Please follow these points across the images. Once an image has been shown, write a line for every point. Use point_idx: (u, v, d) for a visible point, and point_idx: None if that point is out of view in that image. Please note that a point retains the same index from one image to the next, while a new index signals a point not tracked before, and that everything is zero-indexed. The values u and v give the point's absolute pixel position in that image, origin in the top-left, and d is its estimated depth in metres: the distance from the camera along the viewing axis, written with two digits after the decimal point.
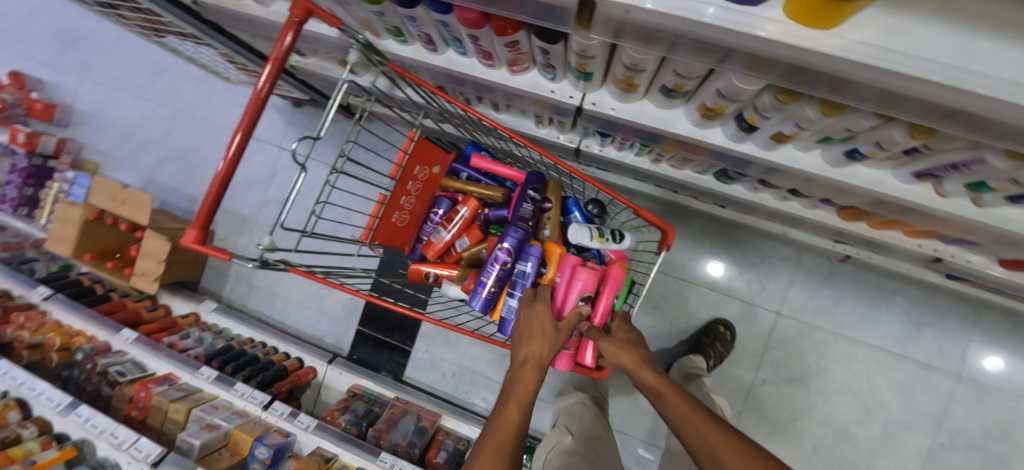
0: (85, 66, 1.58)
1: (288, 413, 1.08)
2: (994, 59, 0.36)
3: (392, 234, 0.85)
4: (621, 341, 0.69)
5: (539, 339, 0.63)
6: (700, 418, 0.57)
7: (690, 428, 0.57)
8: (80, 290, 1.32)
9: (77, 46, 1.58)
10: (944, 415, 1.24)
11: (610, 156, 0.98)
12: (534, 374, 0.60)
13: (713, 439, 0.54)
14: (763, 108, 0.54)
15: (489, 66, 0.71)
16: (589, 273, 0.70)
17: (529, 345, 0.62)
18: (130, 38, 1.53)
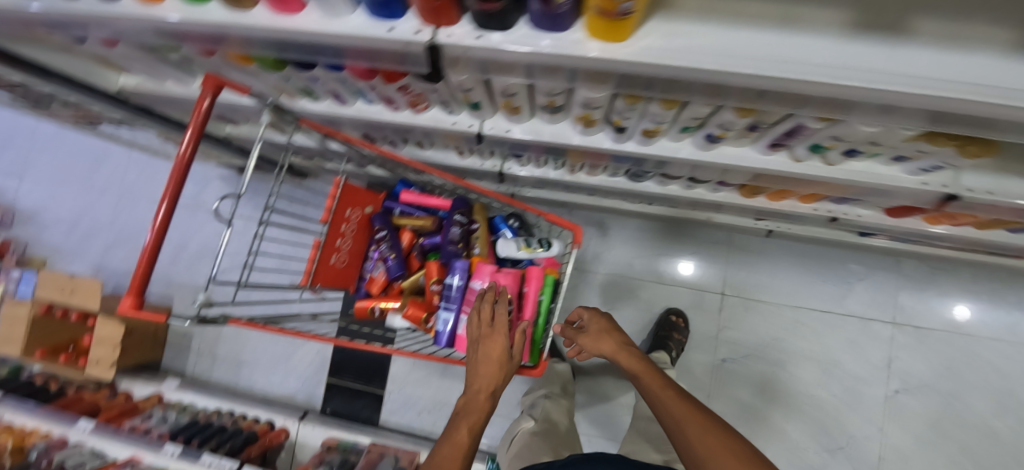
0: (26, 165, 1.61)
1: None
2: (746, 46, 0.45)
3: (332, 276, 0.89)
4: (597, 332, 0.78)
5: (495, 358, 0.65)
6: (672, 397, 0.60)
7: (665, 405, 0.59)
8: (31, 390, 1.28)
9: (13, 147, 1.60)
10: (891, 362, 1.33)
11: (532, 174, 1.06)
12: (492, 392, 0.62)
13: (680, 415, 0.57)
14: (620, 110, 0.63)
15: (394, 110, 0.79)
16: (506, 275, 0.74)
17: (486, 362, 0.64)
18: (69, 133, 1.57)
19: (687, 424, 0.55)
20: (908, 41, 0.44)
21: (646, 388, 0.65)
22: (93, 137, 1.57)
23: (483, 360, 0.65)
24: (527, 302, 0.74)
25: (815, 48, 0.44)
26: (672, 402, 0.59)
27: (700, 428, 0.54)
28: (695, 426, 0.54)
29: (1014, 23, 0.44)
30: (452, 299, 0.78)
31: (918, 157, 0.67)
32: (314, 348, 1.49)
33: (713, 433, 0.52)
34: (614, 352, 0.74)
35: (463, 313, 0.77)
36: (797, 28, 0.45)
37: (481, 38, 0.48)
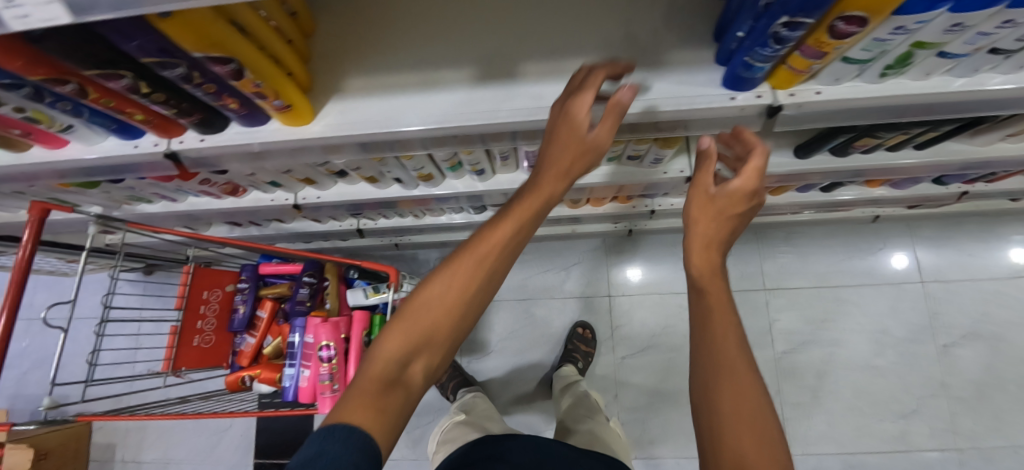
0: None
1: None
2: (400, 110, 0.58)
3: (196, 356, 0.96)
4: (731, 198, 0.44)
5: (551, 184, 0.41)
6: (750, 391, 0.38)
7: (732, 370, 0.38)
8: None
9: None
10: (773, 325, 1.43)
11: (387, 224, 1.16)
12: (516, 241, 0.41)
13: (729, 404, 0.37)
14: (379, 166, 0.76)
15: (219, 198, 0.90)
16: (330, 324, 0.82)
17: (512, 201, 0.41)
18: None
19: (744, 446, 0.35)
20: (521, 82, 0.57)
21: (702, 313, 0.42)
22: None
23: (531, 180, 0.41)
24: (354, 343, 0.83)
25: (451, 98, 0.57)
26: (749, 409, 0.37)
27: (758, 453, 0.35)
28: (754, 453, 0.35)
29: (595, 55, 0.57)
30: (293, 355, 0.86)
31: (643, 153, 0.80)
32: (237, 431, 1.50)
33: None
34: (714, 199, 0.44)
35: (302, 365, 0.84)
36: (437, 87, 0.58)
37: (205, 139, 0.60)
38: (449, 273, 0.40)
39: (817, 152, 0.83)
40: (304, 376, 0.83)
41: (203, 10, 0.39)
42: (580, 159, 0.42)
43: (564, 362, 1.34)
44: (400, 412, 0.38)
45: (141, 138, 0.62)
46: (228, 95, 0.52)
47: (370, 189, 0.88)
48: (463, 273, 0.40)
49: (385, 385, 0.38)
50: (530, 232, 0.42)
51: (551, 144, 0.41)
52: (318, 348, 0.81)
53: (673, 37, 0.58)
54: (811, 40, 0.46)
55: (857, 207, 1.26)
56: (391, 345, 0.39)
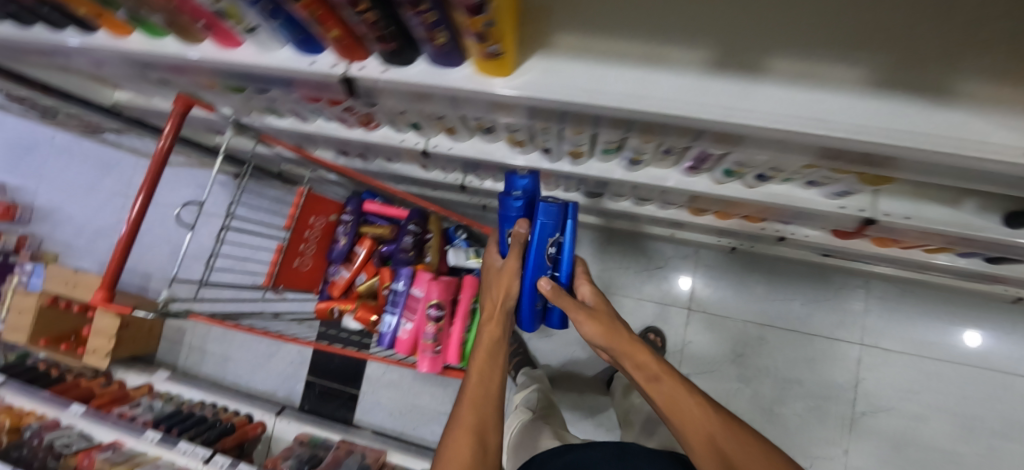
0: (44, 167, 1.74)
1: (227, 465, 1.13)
2: (614, 84, 0.50)
3: (295, 278, 0.97)
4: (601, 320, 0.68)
5: (490, 367, 0.66)
6: (694, 407, 0.60)
7: (674, 401, 0.62)
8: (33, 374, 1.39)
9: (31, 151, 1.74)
10: (856, 382, 1.33)
11: (493, 187, 1.12)
12: (487, 388, 0.64)
13: (668, 397, 0.62)
14: (537, 134, 0.70)
15: (348, 127, 0.86)
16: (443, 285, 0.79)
17: (468, 393, 0.63)
18: (87, 140, 1.71)
19: (715, 441, 0.56)
20: (767, 80, 0.48)
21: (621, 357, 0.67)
22: (105, 143, 1.69)
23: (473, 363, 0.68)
24: (462, 309, 0.81)
25: (679, 83, 0.49)
26: (697, 418, 0.59)
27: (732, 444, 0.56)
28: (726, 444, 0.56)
29: (867, 64, 0.47)
30: (397, 303, 0.83)
31: (829, 182, 0.70)
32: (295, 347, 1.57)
33: (708, 423, 0.58)
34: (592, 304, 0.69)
35: (403, 317, 0.83)
36: (664, 67, 0.49)
37: (388, 71, 0.54)
38: (478, 383, 0.64)
39: None
40: (405, 327, 0.82)
41: None
42: (514, 292, 0.75)
43: (628, 365, 1.30)
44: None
45: (318, 54, 0.56)
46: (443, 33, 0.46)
47: (505, 152, 0.82)
48: (475, 395, 0.63)
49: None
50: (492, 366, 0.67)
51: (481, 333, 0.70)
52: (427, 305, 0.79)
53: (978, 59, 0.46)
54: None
55: (1006, 287, 1.11)
56: (470, 441, 0.58)
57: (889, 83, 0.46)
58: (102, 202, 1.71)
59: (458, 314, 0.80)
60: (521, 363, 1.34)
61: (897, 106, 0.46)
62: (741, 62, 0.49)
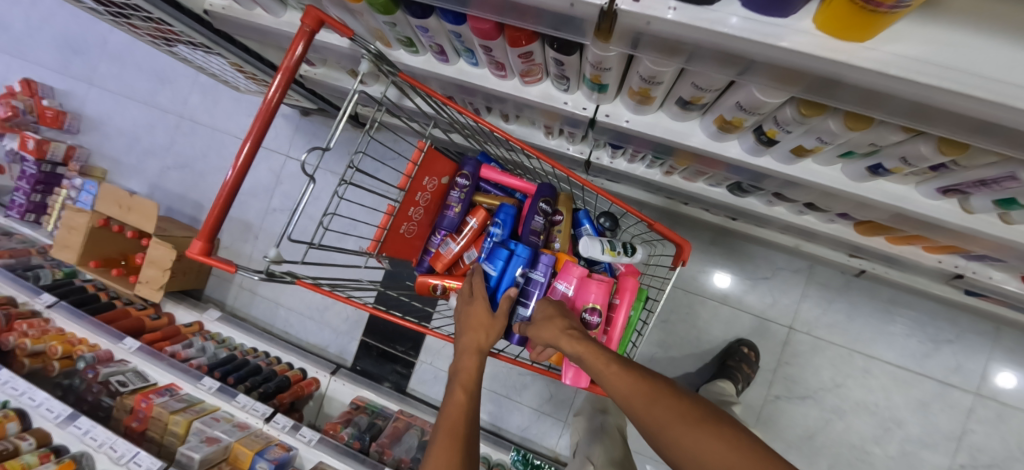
0: (96, 72, 1.59)
1: (290, 426, 1.06)
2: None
3: (399, 245, 0.84)
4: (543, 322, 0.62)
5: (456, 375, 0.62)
6: (620, 371, 0.53)
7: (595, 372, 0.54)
8: (83, 297, 1.31)
9: (86, 54, 1.60)
10: (963, 434, 1.22)
11: (622, 168, 0.97)
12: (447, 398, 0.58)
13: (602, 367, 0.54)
14: (777, 121, 0.54)
15: (501, 77, 0.70)
16: (600, 285, 0.67)
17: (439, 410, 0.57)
18: (145, 49, 1.55)
19: (634, 406, 0.50)
20: None
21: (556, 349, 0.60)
22: (164, 55, 1.54)
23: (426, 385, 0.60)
24: (617, 315, 0.69)
25: None
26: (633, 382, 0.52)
27: (665, 407, 0.49)
28: (656, 408, 0.49)
29: None
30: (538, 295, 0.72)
31: None
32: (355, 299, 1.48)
33: (645, 393, 0.50)
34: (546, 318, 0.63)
35: None
36: None
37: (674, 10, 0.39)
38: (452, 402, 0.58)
39: None
40: None
41: None
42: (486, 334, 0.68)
43: (720, 377, 1.18)
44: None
45: None
46: None
47: (694, 134, 0.67)
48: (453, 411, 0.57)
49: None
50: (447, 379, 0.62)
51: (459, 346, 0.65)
52: (579, 306, 0.68)
53: None
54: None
55: None
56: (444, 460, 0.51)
57: None
58: (156, 120, 1.57)
59: (612, 321, 0.70)
60: None
61: None
62: None
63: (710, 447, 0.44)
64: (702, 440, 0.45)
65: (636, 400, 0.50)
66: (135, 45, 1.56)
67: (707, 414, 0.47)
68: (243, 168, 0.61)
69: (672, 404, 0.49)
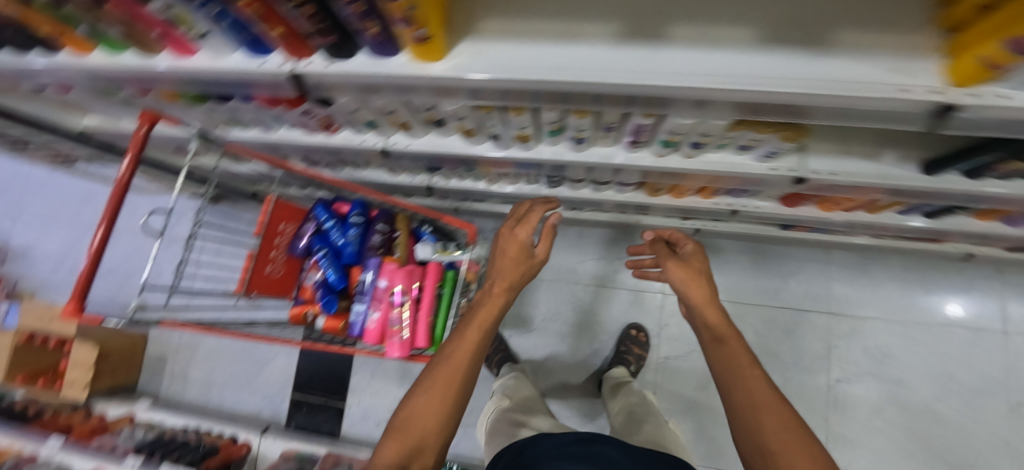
0: (20, 205, 1.75)
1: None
2: (532, 62, 0.55)
3: (267, 284, 0.99)
4: (692, 268, 0.66)
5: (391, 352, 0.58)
6: (753, 374, 0.52)
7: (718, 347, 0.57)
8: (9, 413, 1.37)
9: (6, 192, 1.75)
10: (831, 351, 1.36)
11: (459, 186, 1.17)
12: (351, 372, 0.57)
13: (726, 338, 0.57)
14: (484, 120, 0.75)
15: (310, 133, 0.91)
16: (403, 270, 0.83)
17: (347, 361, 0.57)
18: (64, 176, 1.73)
19: (747, 387, 0.51)
20: (667, 45, 0.54)
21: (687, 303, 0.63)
22: (81, 178, 1.71)
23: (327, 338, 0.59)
24: (426, 293, 0.84)
25: (590, 55, 0.54)
26: (748, 389, 0.51)
27: (763, 414, 0.48)
28: (763, 425, 0.47)
29: (753, 26, 0.53)
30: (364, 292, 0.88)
31: (757, 145, 0.76)
32: (280, 354, 1.57)
33: (754, 381, 0.51)
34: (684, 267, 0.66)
35: (370, 306, 0.86)
36: (574, 42, 0.55)
37: (333, 65, 0.60)
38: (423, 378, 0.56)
39: (945, 172, 0.76)
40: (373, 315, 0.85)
41: None
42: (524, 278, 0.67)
43: (615, 364, 1.33)
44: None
45: (267, 55, 0.62)
46: (372, 23, 0.51)
47: (458, 144, 0.87)
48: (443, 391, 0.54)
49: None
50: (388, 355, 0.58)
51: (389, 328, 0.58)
52: (390, 293, 0.84)
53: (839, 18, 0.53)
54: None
55: (948, 241, 1.17)
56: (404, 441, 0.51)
57: (771, 42, 0.52)
58: (79, 236, 1.71)
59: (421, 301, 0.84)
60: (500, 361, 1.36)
61: (783, 59, 0.52)
62: (642, 33, 0.54)
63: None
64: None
65: (741, 384, 0.51)
66: (54, 174, 1.74)
67: (802, 435, 0.46)
68: (102, 239, 0.81)
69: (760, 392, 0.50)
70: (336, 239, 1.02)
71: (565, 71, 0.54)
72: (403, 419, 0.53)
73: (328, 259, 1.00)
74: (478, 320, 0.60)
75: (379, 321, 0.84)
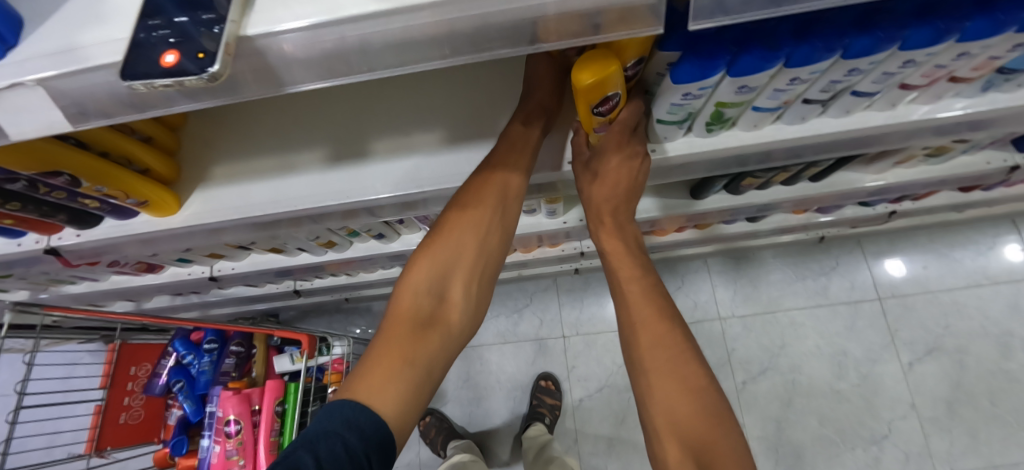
0: None
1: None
2: (255, 197, 0.60)
3: (124, 435, 0.96)
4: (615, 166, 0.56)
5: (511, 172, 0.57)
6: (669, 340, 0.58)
7: (598, 193, 0.61)
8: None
9: None
10: (731, 355, 1.39)
11: (325, 283, 1.18)
12: (505, 210, 0.61)
13: (633, 298, 0.62)
14: (280, 240, 0.79)
15: (138, 275, 0.93)
16: (234, 398, 0.83)
17: (487, 191, 0.57)
18: None
19: (660, 354, 0.57)
20: (371, 159, 0.60)
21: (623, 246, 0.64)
22: None
23: (487, 172, 0.55)
24: (265, 413, 0.84)
25: (304, 183, 0.60)
26: (638, 294, 0.62)
27: (655, 322, 0.59)
28: (648, 338, 0.59)
29: (441, 129, 0.60)
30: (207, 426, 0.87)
31: (537, 206, 0.82)
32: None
33: (670, 352, 0.57)
34: (616, 148, 0.54)
35: (213, 440, 0.84)
36: (291, 172, 0.61)
37: (84, 234, 0.64)
38: (446, 244, 0.61)
39: (711, 192, 0.84)
40: (216, 448, 0.83)
41: (37, 142, 0.44)
42: (521, 169, 0.57)
43: (530, 421, 1.30)
44: (441, 345, 0.59)
45: (26, 236, 0.65)
46: (89, 200, 0.56)
47: (280, 257, 0.90)
48: (468, 250, 0.62)
49: (416, 331, 0.57)
50: (504, 208, 0.60)
51: (487, 171, 0.55)
52: (225, 423, 0.83)
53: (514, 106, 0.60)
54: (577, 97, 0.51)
55: (792, 233, 1.25)
56: (416, 295, 0.59)
57: (457, 139, 0.59)
58: None
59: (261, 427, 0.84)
60: (445, 440, 1.32)
61: (468, 154, 0.58)
62: (347, 155, 0.60)
63: (674, 396, 0.55)
64: (669, 381, 0.56)
65: (671, 350, 0.58)
66: None
67: (704, 403, 0.54)
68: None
69: (681, 372, 0.56)
70: (194, 368, 1.01)
71: (284, 200, 0.59)
72: (385, 328, 0.58)
73: (185, 391, 0.99)
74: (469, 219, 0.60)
75: (220, 456, 0.82)
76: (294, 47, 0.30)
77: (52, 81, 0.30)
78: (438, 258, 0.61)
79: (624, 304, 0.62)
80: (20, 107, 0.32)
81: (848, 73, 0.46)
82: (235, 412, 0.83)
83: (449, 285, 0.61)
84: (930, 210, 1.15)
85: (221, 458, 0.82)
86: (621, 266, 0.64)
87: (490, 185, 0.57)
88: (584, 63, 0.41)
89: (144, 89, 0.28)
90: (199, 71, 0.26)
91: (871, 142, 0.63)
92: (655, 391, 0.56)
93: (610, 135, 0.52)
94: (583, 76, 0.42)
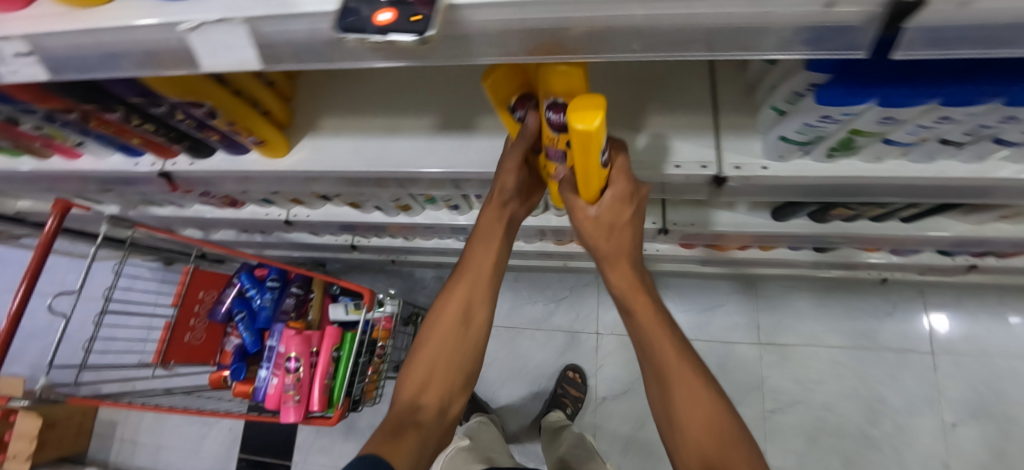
0: None
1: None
2: (359, 152, 0.62)
3: (187, 353, 1.03)
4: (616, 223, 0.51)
5: (494, 247, 0.61)
6: (697, 396, 0.52)
7: (608, 247, 0.53)
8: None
9: None
10: (763, 382, 1.37)
11: (380, 243, 1.22)
12: (481, 290, 0.63)
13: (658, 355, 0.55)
14: (362, 197, 0.82)
15: (222, 208, 0.98)
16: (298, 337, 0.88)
17: (465, 276, 0.62)
18: None
19: (689, 416, 0.51)
20: (476, 134, 0.61)
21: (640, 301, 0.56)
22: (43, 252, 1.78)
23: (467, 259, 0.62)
24: (322, 356, 0.88)
25: (406, 147, 0.61)
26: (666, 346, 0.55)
27: (677, 375, 0.53)
28: (678, 394, 0.52)
29: None
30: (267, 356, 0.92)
31: None
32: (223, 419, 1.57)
33: (706, 413, 0.51)
34: (616, 216, 0.50)
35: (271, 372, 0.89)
36: (396, 135, 0.62)
37: (196, 163, 0.68)
38: (436, 326, 0.63)
39: (794, 216, 0.81)
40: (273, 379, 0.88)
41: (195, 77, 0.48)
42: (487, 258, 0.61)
43: (552, 407, 1.33)
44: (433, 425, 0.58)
45: (145, 156, 0.70)
46: (213, 133, 0.60)
47: (351, 212, 0.93)
48: (450, 328, 0.62)
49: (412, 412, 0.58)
50: (489, 284, 0.63)
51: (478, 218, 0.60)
52: (286, 359, 0.87)
53: (619, 108, 0.61)
54: (563, 149, 0.45)
55: (855, 270, 1.21)
56: (412, 385, 0.61)
57: None
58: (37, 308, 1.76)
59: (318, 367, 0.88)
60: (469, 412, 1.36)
61: None
62: (451, 127, 0.62)
63: (720, 455, 0.48)
64: (701, 429, 0.50)
65: (709, 410, 0.51)
66: None
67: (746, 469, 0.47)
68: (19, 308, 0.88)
69: (710, 430, 0.50)
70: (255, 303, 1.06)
71: (386, 159, 0.61)
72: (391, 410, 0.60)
73: (244, 322, 1.05)
74: (457, 297, 0.62)
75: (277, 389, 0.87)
76: (486, 20, 0.31)
77: (257, 22, 0.32)
78: (432, 340, 0.62)
79: (652, 358, 0.55)
80: (221, 44, 0.34)
81: (1004, 119, 0.44)
82: (296, 349, 0.87)
83: (441, 363, 0.62)
84: (1011, 271, 1.08)
85: (277, 390, 0.87)
86: (648, 320, 0.56)
87: (489, 249, 0.61)
88: (572, 110, 0.36)
89: (351, 43, 0.29)
90: (412, 33, 0.27)
91: (995, 192, 0.59)
92: (690, 441, 0.51)
93: (611, 199, 0.49)
94: (576, 122, 0.36)
